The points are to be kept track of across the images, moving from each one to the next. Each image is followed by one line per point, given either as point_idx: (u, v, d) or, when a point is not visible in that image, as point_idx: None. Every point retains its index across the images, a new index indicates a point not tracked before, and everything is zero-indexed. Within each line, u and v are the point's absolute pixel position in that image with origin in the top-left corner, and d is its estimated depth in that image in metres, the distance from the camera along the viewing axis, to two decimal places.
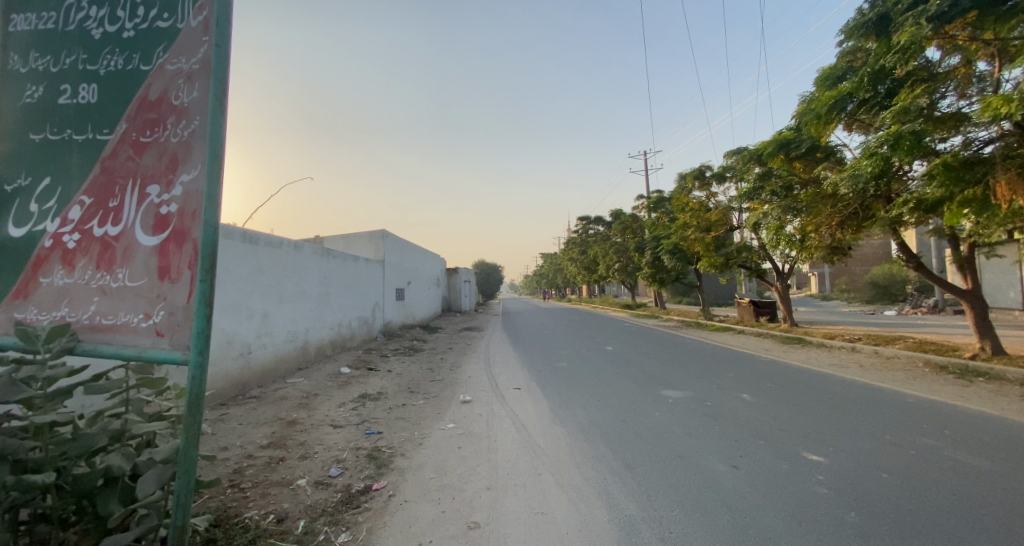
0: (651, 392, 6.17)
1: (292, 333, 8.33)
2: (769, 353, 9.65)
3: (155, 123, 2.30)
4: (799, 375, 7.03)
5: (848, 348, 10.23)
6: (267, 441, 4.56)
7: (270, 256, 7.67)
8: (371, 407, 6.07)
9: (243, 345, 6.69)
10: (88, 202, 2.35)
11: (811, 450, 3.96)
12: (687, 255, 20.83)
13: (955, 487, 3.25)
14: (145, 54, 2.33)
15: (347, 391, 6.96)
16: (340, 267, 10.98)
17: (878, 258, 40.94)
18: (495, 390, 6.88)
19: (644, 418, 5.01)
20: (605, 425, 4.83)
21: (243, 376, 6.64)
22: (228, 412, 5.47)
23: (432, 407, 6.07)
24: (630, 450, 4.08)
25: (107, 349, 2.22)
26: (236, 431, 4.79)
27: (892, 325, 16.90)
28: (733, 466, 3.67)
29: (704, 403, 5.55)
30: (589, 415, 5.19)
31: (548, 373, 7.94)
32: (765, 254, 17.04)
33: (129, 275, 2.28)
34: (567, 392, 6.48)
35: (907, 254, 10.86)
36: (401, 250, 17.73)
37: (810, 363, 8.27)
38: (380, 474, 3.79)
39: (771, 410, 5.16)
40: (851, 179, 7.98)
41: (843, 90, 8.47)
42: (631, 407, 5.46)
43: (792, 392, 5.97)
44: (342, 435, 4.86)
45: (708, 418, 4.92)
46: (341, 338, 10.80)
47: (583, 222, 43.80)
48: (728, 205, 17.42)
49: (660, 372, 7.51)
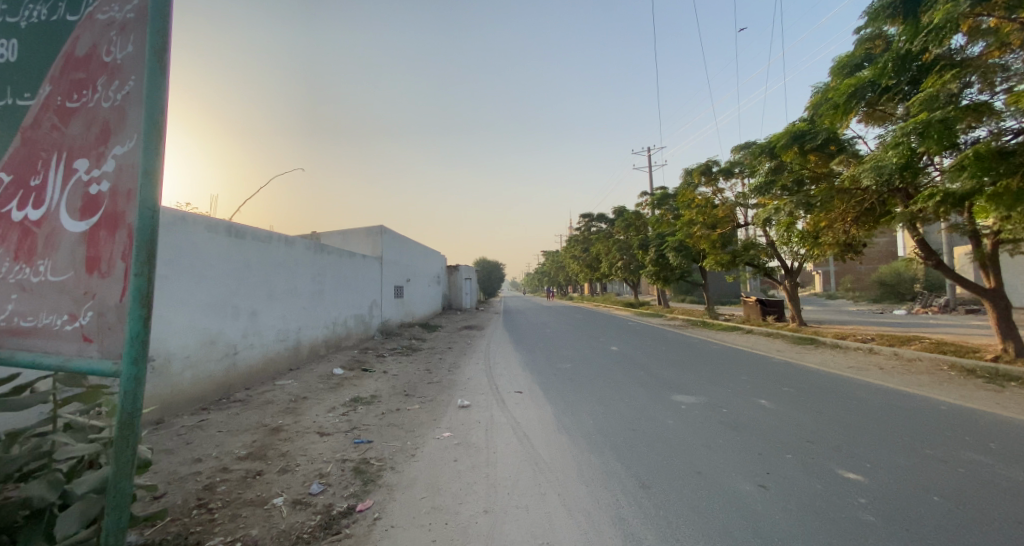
0: (661, 397, 5.79)
1: (282, 332, 7.97)
2: (782, 354, 9.26)
3: (83, 84, 1.91)
4: (817, 378, 6.64)
5: (864, 350, 9.79)
6: (245, 452, 4.17)
7: (258, 251, 7.26)
8: (363, 412, 5.70)
9: (228, 345, 6.33)
10: (7, 179, 1.97)
11: (844, 467, 3.58)
12: (692, 252, 20.36)
13: (1018, 512, 2.85)
14: (71, 1, 1.95)
15: (339, 394, 6.57)
16: (335, 263, 10.61)
17: (885, 257, 40.30)
18: (495, 393, 6.51)
19: (656, 427, 4.62)
20: (614, 434, 4.45)
21: (228, 378, 6.26)
22: (208, 418, 5.09)
23: (428, 412, 5.70)
24: (644, 465, 3.70)
25: (24, 356, 1.85)
26: (214, 440, 4.41)
27: (904, 325, 16.45)
28: (760, 486, 3.28)
29: (720, 410, 5.17)
30: (597, 424, 4.80)
31: (551, 375, 7.58)
32: (773, 251, 16.57)
33: (52, 267, 1.89)
34: (572, 396, 6.11)
35: (926, 251, 10.43)
36: (400, 247, 17.36)
37: (826, 365, 7.86)
38: (366, 492, 3.41)
39: (794, 419, 4.77)
40: (874, 172, 7.53)
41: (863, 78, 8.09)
42: (642, 414, 5.09)
43: (813, 398, 5.58)
44: (328, 444, 4.48)
45: (726, 427, 4.55)
46: (336, 337, 10.45)
47: (585, 219, 43.38)
48: (735, 201, 16.84)
49: (669, 375, 7.13)
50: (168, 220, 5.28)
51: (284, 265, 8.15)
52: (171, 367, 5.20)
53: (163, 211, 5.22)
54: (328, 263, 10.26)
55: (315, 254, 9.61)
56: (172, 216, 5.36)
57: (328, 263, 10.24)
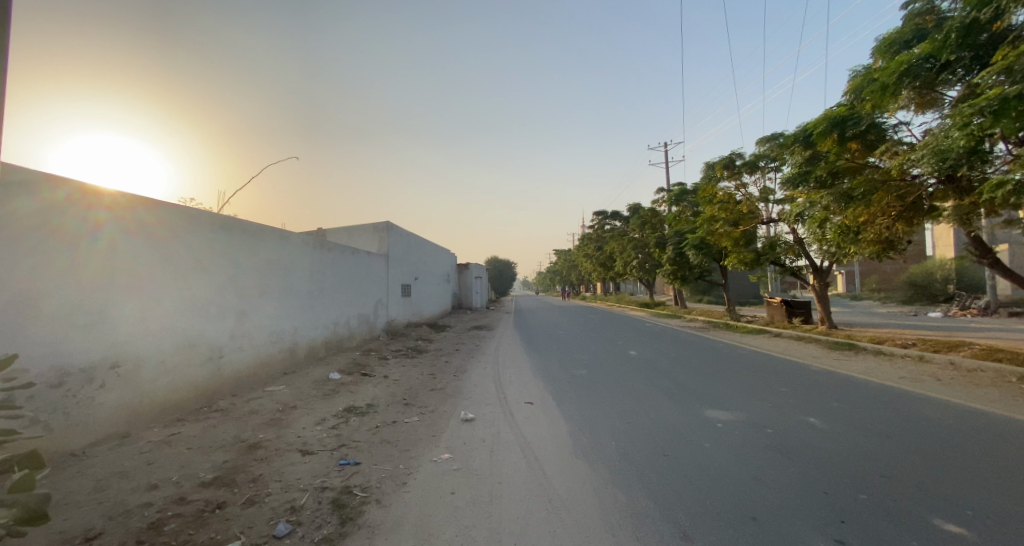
0: (693, 412, 5.08)
1: (275, 334, 7.46)
2: (820, 361, 8.41)
3: None
4: (868, 391, 5.85)
5: (913, 357, 8.83)
6: (211, 476, 3.58)
7: (249, 245, 6.76)
8: (355, 425, 5.10)
9: (211, 349, 5.82)
10: None
11: (941, 516, 2.81)
12: (712, 250, 19.42)
13: None
14: None
15: (333, 402, 6.02)
16: (337, 260, 10.11)
17: (916, 256, 38.39)
18: (503, 404, 5.87)
19: (690, 453, 3.92)
20: (642, 462, 3.76)
21: (211, 383, 5.76)
22: (180, 431, 4.54)
23: (426, 426, 5.08)
24: (682, 507, 2.99)
25: None
26: (179, 460, 3.85)
27: (944, 329, 15.33)
28: (838, 541, 2.55)
29: (763, 429, 4.45)
30: (620, 447, 4.10)
31: (564, 383, 6.91)
32: (801, 249, 15.56)
33: None
34: (590, 408, 5.44)
35: (982, 249, 9.43)
36: (409, 244, 16.85)
37: (872, 375, 7.03)
38: (342, 536, 2.77)
39: (856, 444, 4.02)
40: (934, 159, 6.77)
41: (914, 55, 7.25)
42: (672, 434, 4.39)
43: (871, 417, 4.80)
44: (310, 467, 3.87)
45: (776, 456, 3.82)
46: (337, 338, 9.97)
47: (598, 217, 42.19)
48: (760, 196, 15.92)
49: (698, 385, 6.39)
50: (167, 215, 5.17)
51: (278, 262, 7.65)
52: (141, 373, 4.65)
53: (163, 206, 5.12)
54: (328, 260, 9.76)
55: (315, 250, 9.12)
56: (172, 211, 5.26)
57: (328, 260, 9.73)
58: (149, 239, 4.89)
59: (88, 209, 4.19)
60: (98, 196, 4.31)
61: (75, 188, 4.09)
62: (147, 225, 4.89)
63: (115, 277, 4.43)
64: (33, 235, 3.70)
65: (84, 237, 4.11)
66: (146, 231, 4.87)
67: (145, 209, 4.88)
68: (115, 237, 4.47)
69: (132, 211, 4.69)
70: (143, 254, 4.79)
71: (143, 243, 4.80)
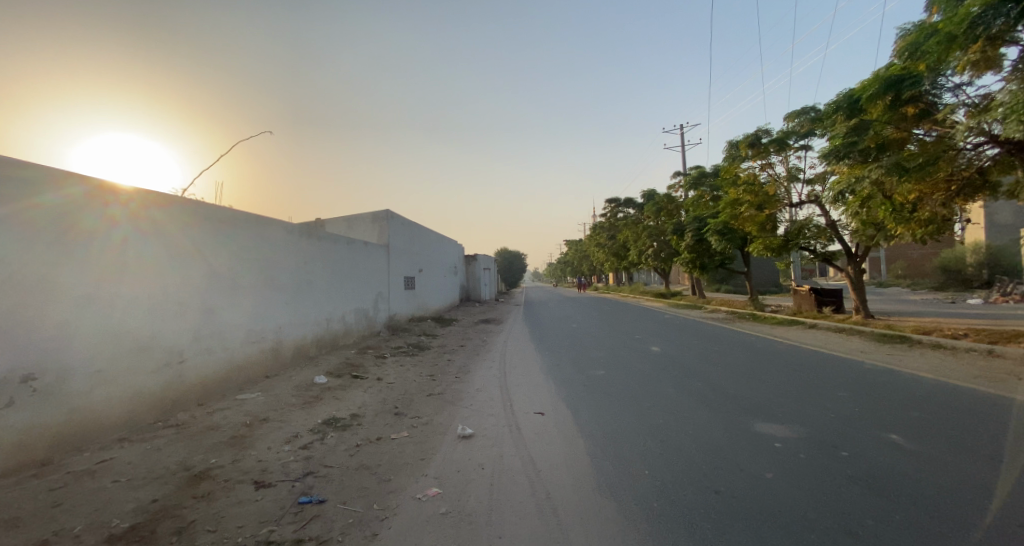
0: (739, 426, 4.19)
1: (255, 333, 6.69)
2: (873, 356, 7.33)
3: None
4: (947, 396, 4.85)
5: (982, 351, 7.65)
6: (129, 524, 2.77)
7: (221, 235, 5.95)
8: (331, 444, 4.27)
9: (171, 352, 5.02)
10: None
11: None
12: (734, 236, 18.17)
13: None
14: None
15: (312, 412, 5.23)
16: (329, 251, 9.31)
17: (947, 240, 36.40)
18: (509, 416, 4.99)
19: (750, 489, 3.01)
20: (689, 505, 2.84)
21: (168, 392, 4.97)
22: (116, 456, 3.75)
23: (417, 444, 4.25)
24: None
25: None
26: (98, 500, 3.04)
27: (996, 316, 13.98)
28: None
29: (836, 453, 3.52)
30: (656, 480, 3.20)
31: (580, 388, 6.05)
32: (833, 233, 14.36)
33: None
34: (612, 421, 4.54)
35: None
36: (412, 235, 16.00)
37: (941, 373, 6.01)
38: None
39: (968, 474, 3.06)
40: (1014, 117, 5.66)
41: (975, 6, 6.20)
42: (719, 461, 3.47)
43: (966, 431, 3.83)
44: (259, 506, 3.06)
45: (866, 494, 2.88)
46: (331, 336, 9.22)
47: (612, 205, 40.75)
48: (788, 176, 14.64)
49: (737, 388, 5.47)
50: (178, 212, 5.17)
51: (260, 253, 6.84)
52: (71, 386, 3.80)
53: (174, 203, 5.14)
54: (321, 252, 8.95)
55: (304, 240, 8.31)
56: (182, 208, 5.26)
57: (320, 252, 8.93)
58: (160, 237, 4.87)
59: (103, 206, 4.19)
60: (114, 194, 4.32)
61: (94, 186, 4.11)
62: (161, 225, 4.92)
63: (126, 275, 4.41)
64: (49, 232, 3.63)
65: (98, 234, 4.09)
66: (159, 231, 4.88)
67: (159, 208, 4.90)
68: (129, 236, 4.46)
69: (145, 210, 4.71)
70: (153, 253, 4.77)
71: (155, 242, 4.79)
